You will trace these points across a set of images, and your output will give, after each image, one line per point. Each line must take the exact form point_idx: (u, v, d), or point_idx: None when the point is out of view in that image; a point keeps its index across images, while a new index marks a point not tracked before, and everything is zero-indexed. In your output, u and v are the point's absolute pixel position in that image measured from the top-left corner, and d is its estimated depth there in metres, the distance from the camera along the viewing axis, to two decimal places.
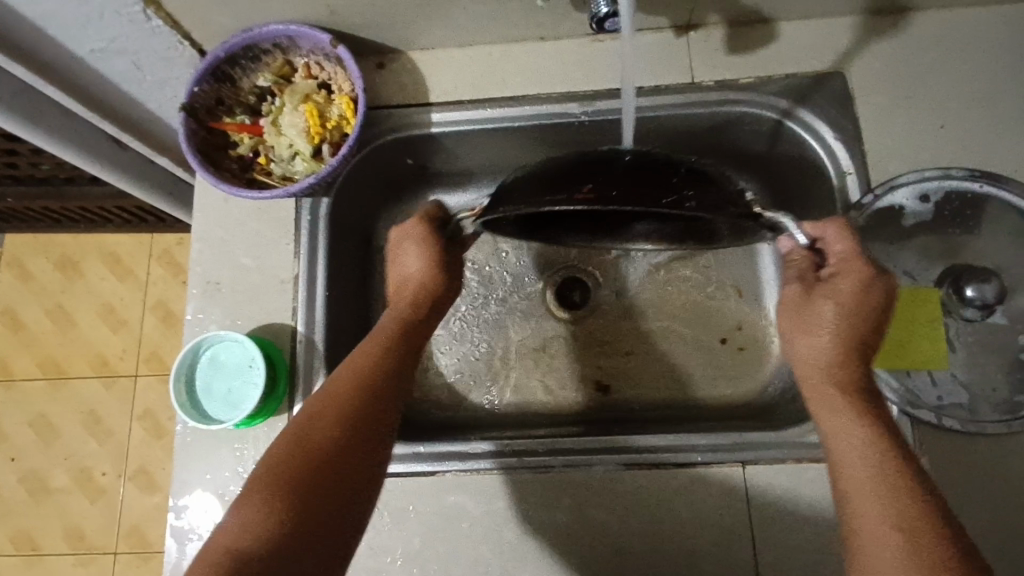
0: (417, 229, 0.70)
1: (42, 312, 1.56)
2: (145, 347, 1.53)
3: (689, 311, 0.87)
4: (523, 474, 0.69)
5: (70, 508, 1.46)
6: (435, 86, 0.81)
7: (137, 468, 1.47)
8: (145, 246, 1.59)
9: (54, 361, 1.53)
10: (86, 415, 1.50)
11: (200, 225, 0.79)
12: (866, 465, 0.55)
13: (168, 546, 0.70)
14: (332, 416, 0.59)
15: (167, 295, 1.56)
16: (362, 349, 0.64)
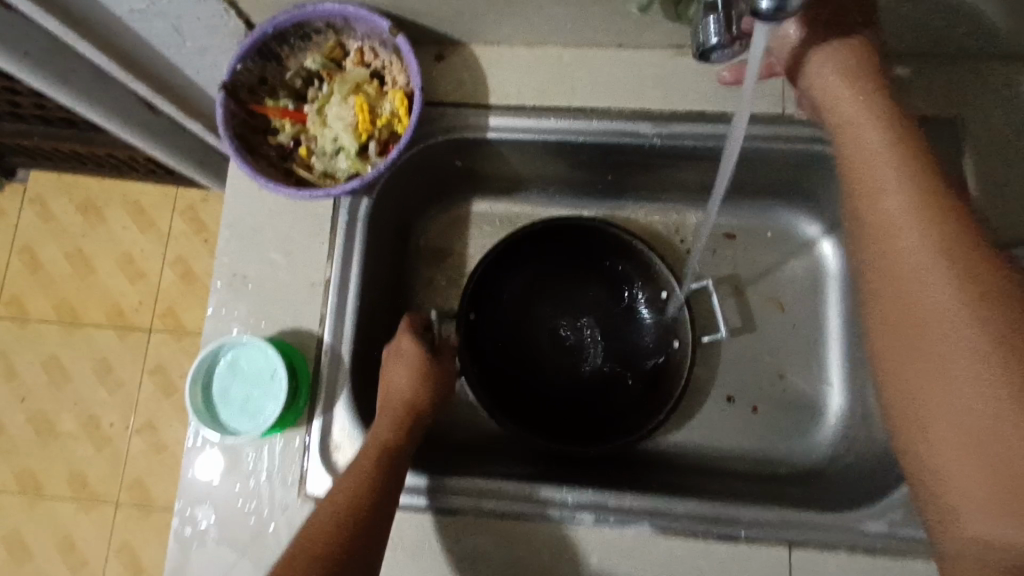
0: (406, 343, 0.70)
1: (61, 255, 1.53)
2: (161, 302, 1.50)
3: (740, 359, 0.81)
4: (549, 526, 0.64)
5: (76, 455, 1.45)
6: (497, 88, 0.74)
7: (144, 423, 1.45)
8: (169, 198, 1.54)
9: (70, 306, 1.50)
10: (97, 363, 1.48)
11: (231, 212, 0.74)
12: (921, 253, 0.51)
13: (169, 552, 0.66)
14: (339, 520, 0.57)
15: (188, 252, 1.52)
16: (359, 459, 0.61)
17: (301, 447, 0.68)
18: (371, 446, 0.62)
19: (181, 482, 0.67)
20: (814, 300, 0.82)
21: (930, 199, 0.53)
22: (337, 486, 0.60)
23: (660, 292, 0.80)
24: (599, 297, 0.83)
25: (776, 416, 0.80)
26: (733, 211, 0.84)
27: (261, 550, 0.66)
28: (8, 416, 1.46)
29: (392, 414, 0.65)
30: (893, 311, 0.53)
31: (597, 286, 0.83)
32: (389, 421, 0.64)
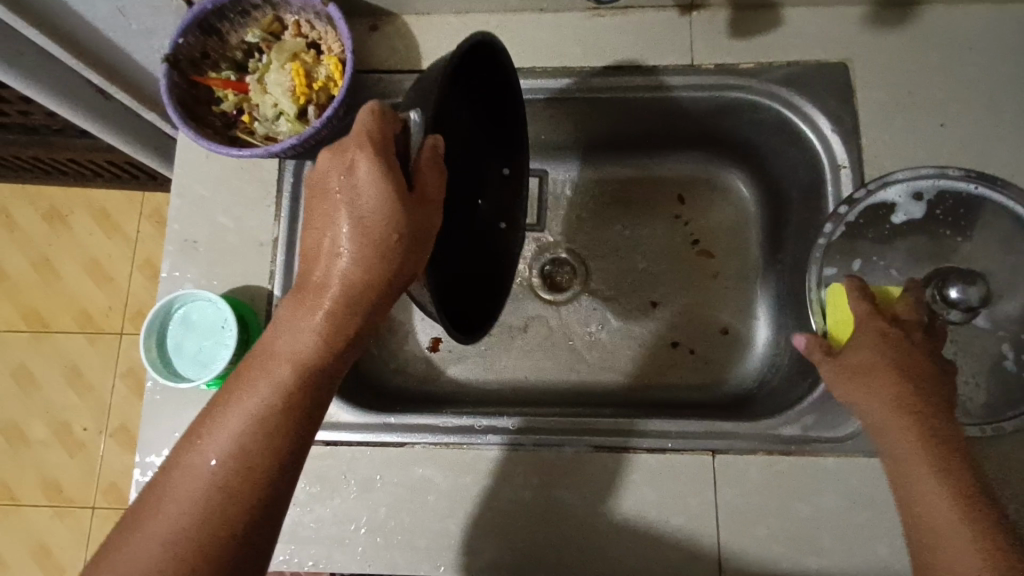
0: (363, 168, 0.52)
1: (27, 264, 1.54)
2: (131, 305, 1.52)
3: (676, 300, 0.87)
4: (493, 452, 0.69)
5: (49, 461, 1.46)
6: (429, 54, 0.79)
7: (118, 425, 1.47)
8: (135, 203, 1.57)
9: (38, 313, 1.52)
10: (67, 369, 1.49)
11: (180, 180, 0.77)
12: (890, 398, 0.57)
13: (132, 503, 0.69)
14: (261, 446, 0.51)
15: (155, 254, 1.55)
16: (274, 391, 0.52)
17: None
18: (284, 362, 0.53)
19: (142, 435, 0.71)
20: (740, 242, 0.89)
21: (879, 381, 0.58)
22: (256, 403, 0.52)
23: (505, 169, 0.77)
24: (502, 169, 0.77)
25: (708, 353, 0.85)
26: (661, 164, 0.91)
27: None
28: None
29: (318, 311, 0.53)
30: (876, 424, 0.58)
31: (500, 158, 0.76)
32: (314, 324, 0.53)
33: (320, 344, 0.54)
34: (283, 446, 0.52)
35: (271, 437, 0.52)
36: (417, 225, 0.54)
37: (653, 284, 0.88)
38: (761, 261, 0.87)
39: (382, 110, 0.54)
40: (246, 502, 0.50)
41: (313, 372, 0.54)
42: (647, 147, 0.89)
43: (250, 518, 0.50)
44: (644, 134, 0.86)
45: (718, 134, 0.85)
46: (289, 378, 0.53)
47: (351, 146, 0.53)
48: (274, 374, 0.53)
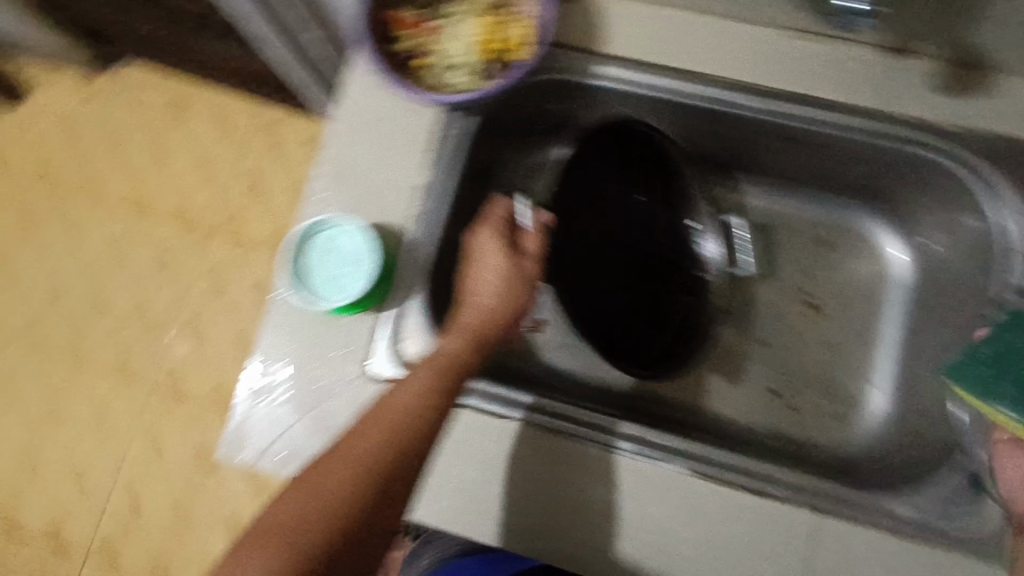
0: (495, 255, 0.69)
1: (139, 147, 1.58)
2: (224, 207, 1.54)
3: (796, 346, 0.86)
4: (591, 450, 0.68)
5: (123, 337, 1.51)
6: (617, 38, 0.76)
7: (189, 317, 1.50)
8: (249, 109, 1.57)
9: (141, 196, 1.56)
10: (157, 253, 1.53)
11: (345, 106, 0.79)
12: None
13: (237, 401, 0.73)
14: (423, 399, 0.59)
15: (258, 164, 1.55)
16: (439, 357, 0.62)
17: (372, 330, 0.73)
18: (443, 355, 0.62)
19: (262, 340, 0.74)
20: (874, 303, 0.85)
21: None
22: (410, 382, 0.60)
23: (692, 224, 0.86)
24: (690, 224, 0.86)
25: (814, 408, 0.83)
26: (811, 205, 0.88)
27: (320, 416, 0.72)
28: (71, 286, 1.54)
29: (468, 322, 0.66)
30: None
31: (688, 214, 0.85)
32: (465, 333, 0.65)
33: (465, 346, 0.64)
34: (438, 401, 0.60)
35: (432, 392, 0.60)
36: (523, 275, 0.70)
37: (769, 321, 0.87)
38: (894, 330, 0.83)
39: (507, 207, 0.73)
40: (414, 443, 0.57)
41: (456, 366, 0.62)
42: (804, 181, 0.86)
43: (389, 481, 0.56)
44: (806, 168, 0.83)
45: (887, 187, 0.80)
46: (447, 360, 0.62)
47: (482, 228, 0.71)
48: (437, 355, 0.62)
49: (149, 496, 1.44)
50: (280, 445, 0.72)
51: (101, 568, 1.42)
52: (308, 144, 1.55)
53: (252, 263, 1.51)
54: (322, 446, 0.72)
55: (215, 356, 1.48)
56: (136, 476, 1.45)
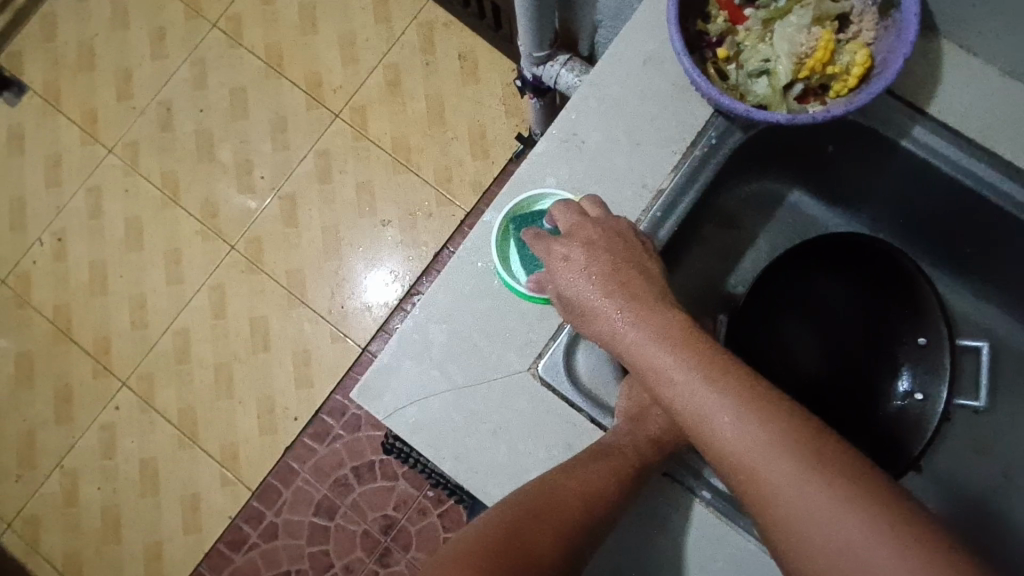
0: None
1: (296, 2, 1.46)
2: (360, 95, 1.43)
3: (968, 494, 0.75)
4: (750, 544, 0.61)
5: (219, 185, 1.42)
6: (942, 97, 0.64)
7: (289, 192, 1.41)
8: (417, 4, 1.44)
9: (280, 52, 1.45)
10: (278, 115, 1.43)
11: (603, 69, 0.68)
12: (687, 356, 0.52)
13: (388, 347, 0.67)
14: (599, 490, 0.56)
15: (405, 64, 1.43)
16: (620, 449, 0.59)
17: (552, 327, 0.65)
18: (627, 451, 0.59)
19: (431, 293, 0.67)
20: None
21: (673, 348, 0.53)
22: (587, 468, 0.58)
23: (918, 338, 0.74)
24: (917, 338, 0.74)
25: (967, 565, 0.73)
26: None
27: (470, 396, 0.65)
28: (182, 118, 1.44)
29: (653, 428, 0.61)
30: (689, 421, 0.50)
31: (916, 328, 0.74)
32: (651, 433, 0.61)
33: (650, 450, 0.60)
34: (614, 498, 0.57)
35: (609, 485, 0.57)
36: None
37: (953, 453, 0.76)
38: None
39: None
40: (582, 530, 0.55)
41: (636, 465, 0.59)
42: None
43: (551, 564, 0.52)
44: None
45: None
46: (629, 459, 0.59)
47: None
48: (619, 446, 0.59)
49: (197, 352, 1.37)
50: (416, 409, 0.66)
51: (133, 402, 1.36)
52: (463, 62, 1.42)
53: (370, 159, 1.40)
54: (461, 427, 0.65)
55: (304, 239, 1.39)
56: (192, 323, 1.38)
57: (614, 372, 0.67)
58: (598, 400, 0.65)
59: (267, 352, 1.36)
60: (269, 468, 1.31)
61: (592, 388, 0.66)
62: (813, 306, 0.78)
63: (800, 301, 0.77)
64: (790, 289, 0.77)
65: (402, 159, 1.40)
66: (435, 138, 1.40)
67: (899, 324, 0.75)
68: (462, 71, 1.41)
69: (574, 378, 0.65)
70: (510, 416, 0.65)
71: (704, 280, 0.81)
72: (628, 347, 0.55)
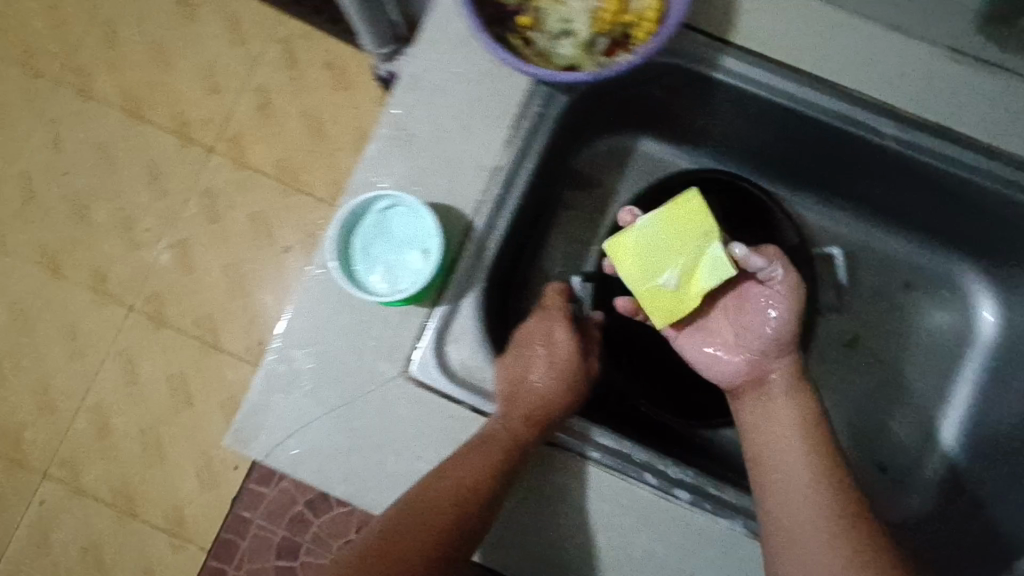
0: (561, 333, 0.65)
1: (140, 43, 1.36)
2: (231, 125, 1.34)
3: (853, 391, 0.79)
4: (645, 492, 0.62)
5: (102, 248, 1.33)
6: (746, 26, 0.65)
7: (179, 239, 1.33)
8: (268, 21, 1.36)
9: (136, 98, 1.36)
10: (149, 164, 1.34)
11: (417, 57, 0.67)
12: (801, 458, 0.59)
13: (254, 385, 0.65)
14: (478, 480, 0.56)
15: (271, 84, 1.35)
16: (495, 435, 0.58)
17: (416, 328, 0.64)
18: (502, 434, 0.59)
19: (289, 322, 0.64)
20: (946, 360, 0.78)
21: (793, 462, 0.59)
22: (459, 463, 0.57)
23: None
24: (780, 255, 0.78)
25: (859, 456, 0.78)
26: (900, 243, 0.79)
27: (347, 414, 0.64)
28: (46, 188, 1.34)
29: (529, 406, 0.60)
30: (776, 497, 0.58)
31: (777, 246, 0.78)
32: (526, 412, 0.60)
33: (524, 430, 0.59)
34: (488, 488, 0.57)
35: (490, 473, 0.57)
36: (589, 371, 0.66)
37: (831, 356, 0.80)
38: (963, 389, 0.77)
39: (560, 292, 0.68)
40: (467, 522, 0.56)
41: (511, 449, 0.58)
42: (898, 219, 0.77)
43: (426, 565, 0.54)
44: (914, 209, 0.74)
45: (993, 243, 0.72)
46: (505, 443, 0.58)
47: (554, 316, 0.66)
48: (493, 432, 0.59)
49: (117, 425, 1.29)
50: (296, 440, 0.64)
51: (61, 492, 1.28)
52: (330, 70, 1.35)
53: (256, 189, 1.33)
54: (348, 447, 0.64)
55: (204, 283, 1.31)
56: (105, 397, 1.30)
57: (489, 357, 0.66)
58: (478, 388, 0.65)
59: (192, 407, 1.29)
60: (221, 524, 1.24)
61: (470, 378, 0.65)
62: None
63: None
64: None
65: (289, 182, 1.33)
66: (319, 153, 1.33)
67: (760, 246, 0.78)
68: (332, 80, 1.34)
69: (449, 372, 0.64)
70: (394, 424, 0.64)
71: (574, 243, 0.81)
72: (760, 430, 0.63)
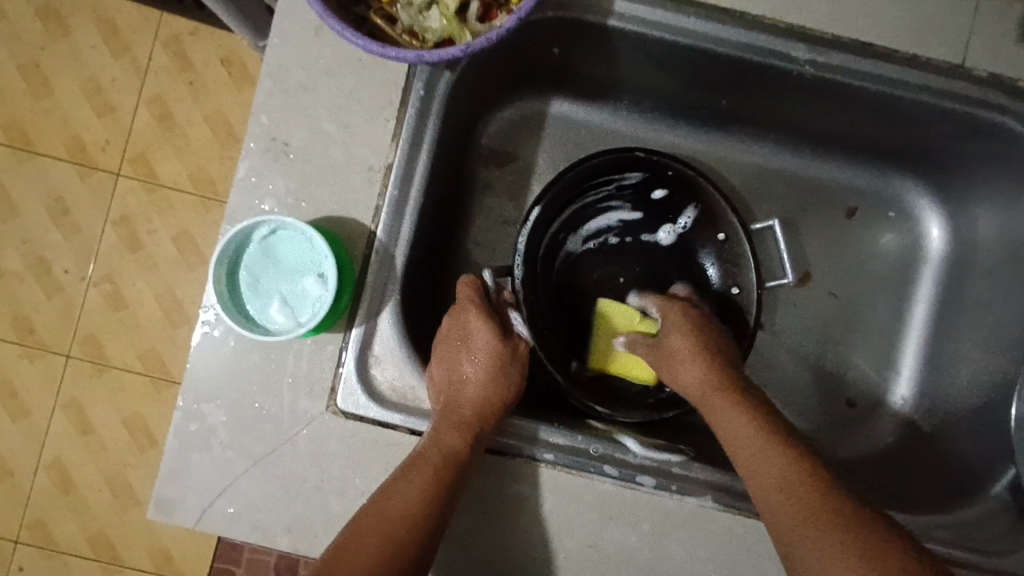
0: (476, 322, 0.63)
1: (11, 66, 1.13)
2: (134, 140, 1.14)
3: (809, 330, 0.76)
4: (606, 485, 0.58)
5: (21, 296, 1.14)
6: None
7: (104, 276, 1.13)
8: (149, 23, 1.14)
9: (20, 129, 1.14)
10: (53, 200, 1.14)
11: (277, 56, 0.59)
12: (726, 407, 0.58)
13: (168, 447, 0.58)
14: (413, 508, 0.52)
15: (167, 91, 1.14)
16: (424, 452, 0.55)
17: (334, 358, 0.59)
18: (431, 451, 0.55)
19: (191, 375, 0.58)
20: (902, 282, 0.75)
21: (731, 404, 0.57)
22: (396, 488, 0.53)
23: (718, 235, 0.73)
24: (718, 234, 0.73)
25: (821, 396, 0.75)
26: (833, 169, 0.75)
27: (275, 463, 0.58)
28: None
29: (458, 413, 0.58)
30: (731, 442, 0.56)
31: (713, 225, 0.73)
32: (456, 422, 0.57)
33: (462, 439, 0.56)
34: (430, 508, 0.53)
35: (425, 498, 0.53)
36: (517, 353, 0.64)
37: (787, 297, 0.76)
38: (920, 308, 0.74)
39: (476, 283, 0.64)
40: (405, 558, 0.51)
41: (451, 463, 0.55)
42: (826, 142, 0.73)
43: None
44: (843, 130, 0.70)
45: (935, 155, 0.68)
46: (436, 461, 0.55)
47: (462, 307, 0.63)
48: (422, 451, 0.55)
49: (81, 478, 1.13)
50: (227, 500, 0.58)
51: (34, 554, 1.13)
52: (228, 66, 1.14)
53: (174, 208, 1.13)
54: (282, 500, 0.58)
55: (142, 316, 1.13)
56: (62, 450, 1.13)
57: (419, 373, 0.61)
58: (412, 409, 0.60)
59: (156, 446, 1.13)
60: (210, 563, 1.12)
61: (403, 400, 0.60)
62: (614, 235, 0.75)
63: (603, 236, 0.75)
64: (586, 225, 0.74)
65: (208, 195, 1.14)
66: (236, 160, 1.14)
67: (694, 227, 0.74)
68: (231, 78, 1.14)
69: (379, 398, 0.59)
70: (326, 465, 0.58)
71: (498, 225, 0.75)
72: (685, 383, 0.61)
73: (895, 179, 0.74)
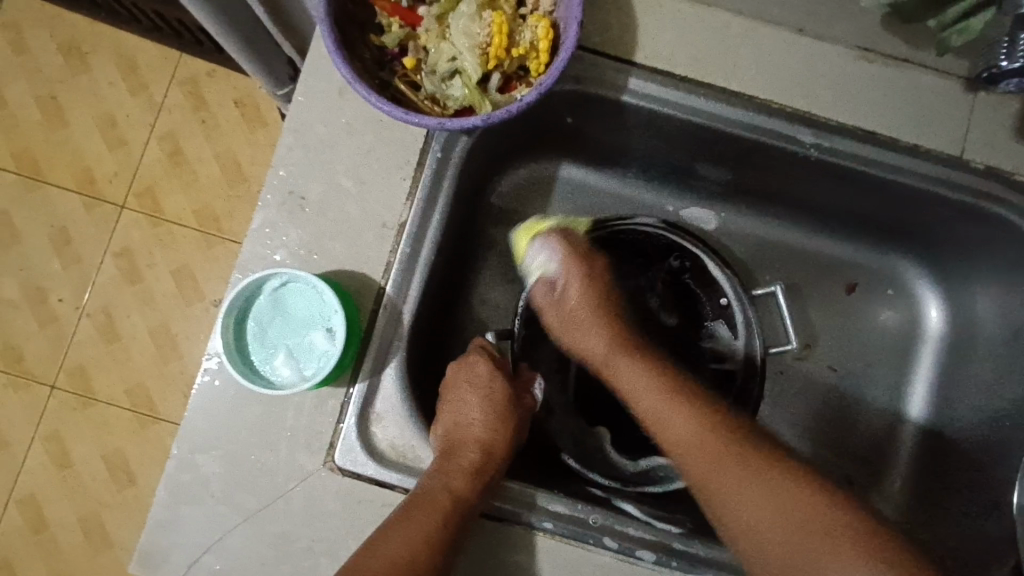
0: (486, 372, 0.64)
1: (30, 98, 1.16)
2: (142, 175, 1.15)
3: (813, 402, 0.76)
4: (604, 558, 0.57)
5: (14, 325, 1.12)
6: (648, 42, 0.62)
7: (99, 307, 1.13)
8: (167, 64, 1.17)
9: (31, 158, 1.15)
10: (56, 230, 1.14)
11: (300, 112, 0.61)
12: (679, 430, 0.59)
13: (158, 498, 0.57)
14: (418, 550, 0.52)
15: (180, 129, 1.16)
16: (431, 495, 0.54)
17: (334, 412, 0.58)
18: (440, 494, 0.54)
19: (188, 423, 0.57)
20: (901, 357, 0.76)
21: (672, 406, 0.60)
22: (401, 530, 0.52)
23: (720, 300, 0.75)
24: (721, 300, 0.75)
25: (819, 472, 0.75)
26: (836, 242, 0.77)
27: (267, 519, 0.56)
28: None
29: (466, 458, 0.57)
30: (679, 448, 0.58)
31: (718, 292, 0.75)
32: (464, 466, 0.57)
33: (469, 484, 0.56)
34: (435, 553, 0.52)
35: (429, 542, 0.52)
36: (524, 403, 0.65)
37: (783, 365, 0.76)
38: (916, 388, 0.75)
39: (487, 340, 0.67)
40: None
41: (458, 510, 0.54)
42: (827, 218, 0.75)
43: None
44: (843, 208, 0.72)
45: (934, 236, 0.70)
46: (441, 506, 0.54)
47: (473, 355, 0.65)
48: (430, 493, 0.54)
49: (53, 516, 1.09)
50: (214, 556, 0.56)
51: None
52: (242, 108, 1.17)
53: (177, 243, 1.14)
54: (271, 557, 0.56)
55: (133, 351, 1.12)
56: (37, 486, 1.10)
57: (420, 431, 0.60)
58: (412, 468, 0.59)
59: (135, 486, 1.10)
60: None
61: (402, 458, 0.59)
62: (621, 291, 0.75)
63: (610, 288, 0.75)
64: None
65: (211, 232, 1.14)
66: (242, 200, 1.15)
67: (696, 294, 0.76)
68: (244, 119, 1.17)
69: (378, 456, 0.58)
70: (319, 524, 0.56)
71: (504, 282, 0.75)
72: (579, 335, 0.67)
73: (893, 256, 0.76)
